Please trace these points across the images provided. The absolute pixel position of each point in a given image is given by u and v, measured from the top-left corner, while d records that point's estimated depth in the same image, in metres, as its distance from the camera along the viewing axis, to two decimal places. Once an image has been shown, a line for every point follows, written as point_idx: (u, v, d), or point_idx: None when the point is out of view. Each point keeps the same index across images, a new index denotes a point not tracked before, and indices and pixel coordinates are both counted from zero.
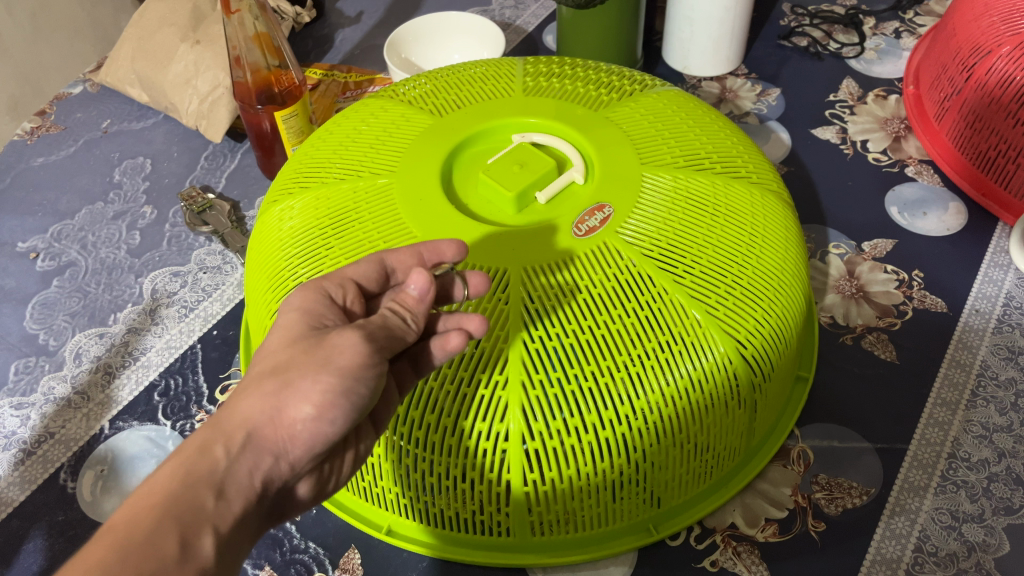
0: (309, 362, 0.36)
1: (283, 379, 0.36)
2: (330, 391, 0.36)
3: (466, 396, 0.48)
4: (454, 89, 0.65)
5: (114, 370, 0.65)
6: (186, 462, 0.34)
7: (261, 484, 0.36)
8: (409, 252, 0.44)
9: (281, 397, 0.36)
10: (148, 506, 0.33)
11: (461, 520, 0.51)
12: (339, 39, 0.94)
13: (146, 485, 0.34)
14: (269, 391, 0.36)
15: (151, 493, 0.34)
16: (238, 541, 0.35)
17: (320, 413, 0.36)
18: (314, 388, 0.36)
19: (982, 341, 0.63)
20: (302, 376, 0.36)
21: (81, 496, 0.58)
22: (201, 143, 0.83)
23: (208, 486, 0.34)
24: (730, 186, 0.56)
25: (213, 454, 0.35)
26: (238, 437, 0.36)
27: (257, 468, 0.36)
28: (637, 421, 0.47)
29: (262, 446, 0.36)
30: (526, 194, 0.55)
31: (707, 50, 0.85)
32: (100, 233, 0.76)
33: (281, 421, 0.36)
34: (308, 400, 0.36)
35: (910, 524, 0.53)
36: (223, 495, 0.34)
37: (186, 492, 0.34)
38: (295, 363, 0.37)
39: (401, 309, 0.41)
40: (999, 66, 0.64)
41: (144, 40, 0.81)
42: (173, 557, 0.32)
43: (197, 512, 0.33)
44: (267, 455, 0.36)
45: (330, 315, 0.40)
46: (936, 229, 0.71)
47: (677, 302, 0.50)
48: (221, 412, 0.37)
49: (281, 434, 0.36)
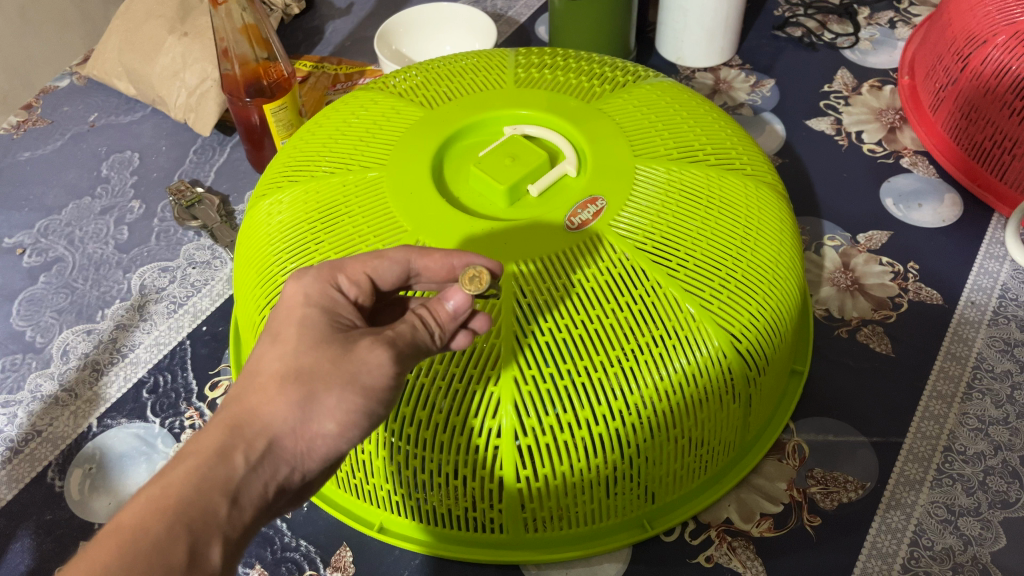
0: (335, 376, 0.36)
1: (308, 390, 0.36)
2: (354, 411, 0.37)
3: (459, 392, 0.47)
4: (445, 80, 0.64)
5: (102, 367, 0.64)
6: (204, 465, 0.34)
7: (274, 493, 0.36)
8: (441, 261, 0.42)
9: (306, 410, 0.36)
10: (159, 511, 0.32)
11: (454, 517, 0.50)
12: (329, 31, 0.93)
13: (159, 483, 0.33)
14: (295, 401, 0.36)
15: (164, 495, 0.33)
16: (232, 545, 0.34)
17: (341, 431, 0.37)
18: (340, 407, 0.36)
19: (978, 334, 0.62)
20: (328, 390, 0.36)
21: (69, 495, 0.57)
22: (189, 136, 0.82)
23: (224, 493, 0.34)
24: (724, 178, 0.56)
25: (232, 462, 0.34)
26: (259, 445, 0.35)
27: (273, 477, 0.36)
28: (630, 416, 0.47)
29: (280, 456, 0.36)
30: (518, 186, 0.55)
31: (701, 42, 0.84)
32: (87, 228, 0.75)
33: (303, 433, 0.36)
34: (330, 416, 0.36)
35: (906, 518, 0.53)
36: (236, 502, 0.34)
37: (200, 497, 0.33)
38: (321, 374, 0.36)
39: (431, 321, 0.39)
40: (995, 56, 0.63)
41: (131, 32, 0.80)
42: (180, 564, 0.32)
43: (209, 520, 0.33)
44: (284, 465, 0.36)
45: (347, 314, 0.40)
46: (931, 220, 0.70)
47: (671, 295, 0.49)
48: (236, 411, 0.36)
49: (299, 446, 0.36)
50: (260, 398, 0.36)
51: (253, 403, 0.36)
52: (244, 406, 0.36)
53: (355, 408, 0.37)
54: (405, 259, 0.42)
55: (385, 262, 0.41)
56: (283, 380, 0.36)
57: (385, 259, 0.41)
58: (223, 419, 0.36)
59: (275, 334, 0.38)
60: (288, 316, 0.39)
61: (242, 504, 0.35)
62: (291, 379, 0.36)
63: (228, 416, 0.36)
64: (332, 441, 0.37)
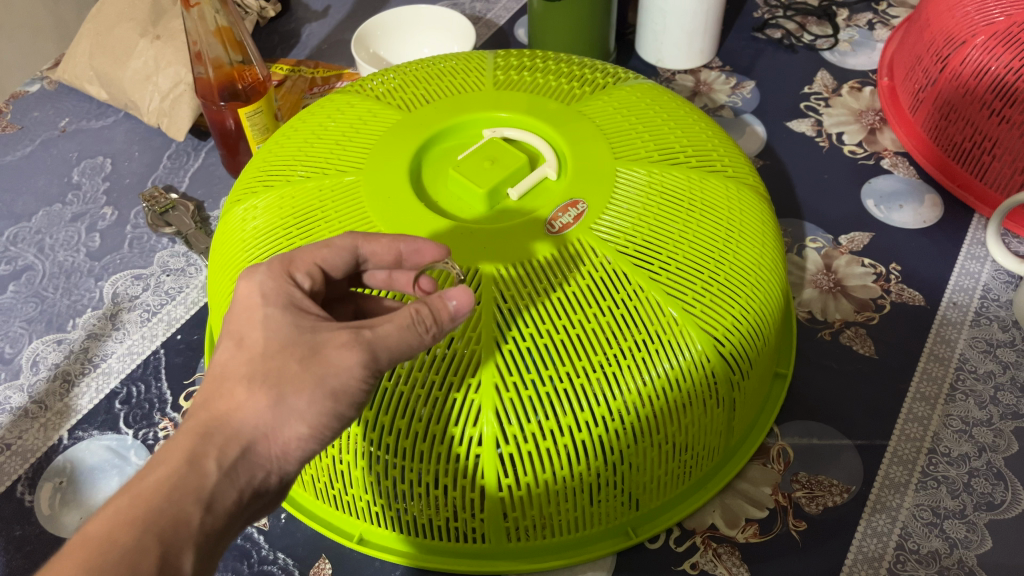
0: (305, 379, 0.35)
1: (276, 393, 0.35)
2: (324, 416, 0.36)
3: (439, 400, 0.46)
4: (423, 83, 0.63)
5: (73, 378, 0.63)
6: (174, 474, 0.33)
7: (250, 498, 0.36)
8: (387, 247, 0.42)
9: (277, 415, 0.35)
10: (128, 521, 0.32)
11: (435, 527, 0.49)
12: (306, 34, 0.92)
13: (129, 493, 0.33)
14: (265, 405, 0.35)
15: (132, 506, 0.32)
16: (207, 553, 0.34)
17: (314, 434, 0.36)
18: (310, 410, 0.36)
19: (961, 335, 0.62)
20: (298, 392, 0.35)
21: (38, 509, 0.55)
22: (163, 141, 0.81)
23: (195, 502, 0.33)
24: (705, 180, 0.55)
25: (203, 470, 0.34)
26: (231, 452, 0.35)
27: (249, 483, 0.35)
28: (613, 422, 0.46)
29: (254, 461, 0.36)
30: (497, 190, 0.54)
31: (681, 43, 0.84)
32: (58, 235, 0.73)
33: (276, 437, 0.36)
34: (302, 420, 0.36)
35: (891, 522, 0.52)
36: (210, 508, 0.34)
37: (171, 506, 0.33)
38: (288, 376, 0.36)
39: (432, 317, 0.38)
40: (973, 57, 0.63)
41: (103, 36, 0.79)
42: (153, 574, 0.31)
43: (181, 529, 0.33)
44: (259, 469, 0.36)
45: (312, 309, 0.39)
46: (912, 221, 0.70)
47: (653, 299, 0.48)
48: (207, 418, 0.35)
49: (274, 451, 0.36)
50: (229, 403, 0.35)
51: (221, 409, 0.35)
52: (212, 413, 0.36)
53: (325, 412, 0.36)
54: (352, 244, 0.42)
55: (332, 250, 0.41)
56: (250, 383, 0.36)
57: (333, 248, 0.41)
58: (193, 427, 0.35)
59: (238, 339, 0.37)
60: (248, 318, 0.38)
61: (218, 509, 0.34)
62: (259, 383, 0.35)
63: (198, 424, 0.35)
64: (306, 444, 0.37)
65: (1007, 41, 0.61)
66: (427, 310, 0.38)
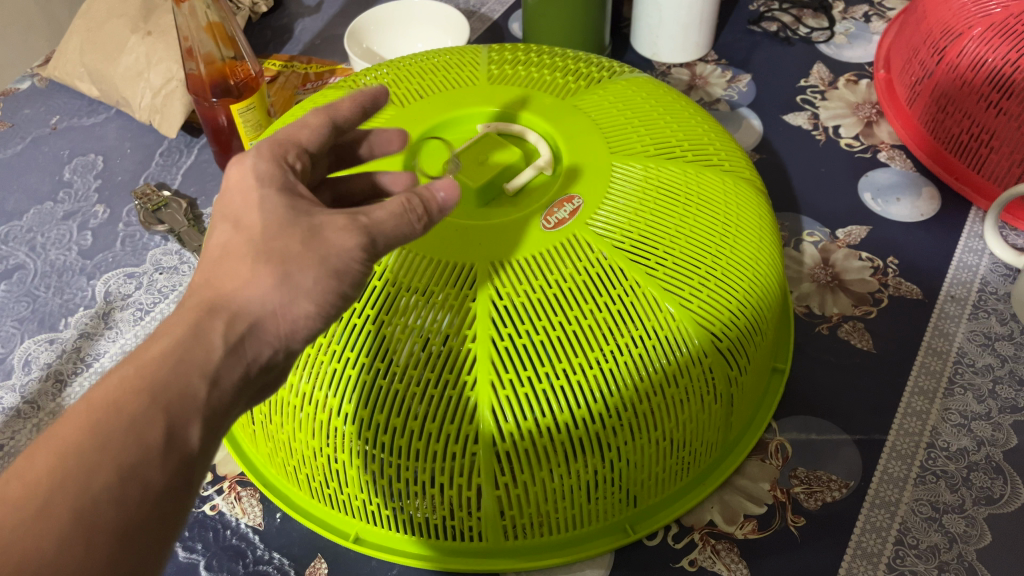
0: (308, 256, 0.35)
1: (282, 272, 0.35)
2: None
3: (434, 398, 0.46)
4: (417, 78, 0.62)
5: (66, 377, 0.62)
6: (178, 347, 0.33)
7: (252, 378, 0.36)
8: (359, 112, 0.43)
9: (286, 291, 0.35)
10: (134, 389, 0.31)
11: (432, 526, 0.49)
12: (299, 29, 0.91)
13: (132, 362, 0.32)
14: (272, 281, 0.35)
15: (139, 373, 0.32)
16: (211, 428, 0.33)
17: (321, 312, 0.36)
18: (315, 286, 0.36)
19: (959, 328, 0.62)
20: (303, 269, 0.35)
21: None
22: (155, 138, 0.80)
23: (200, 375, 0.33)
24: (702, 175, 0.55)
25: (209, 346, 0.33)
26: (238, 328, 0.34)
27: (255, 359, 0.35)
28: (610, 419, 0.46)
29: (261, 338, 0.35)
30: (491, 185, 0.54)
31: (677, 36, 0.83)
32: (50, 234, 0.72)
33: (284, 315, 0.36)
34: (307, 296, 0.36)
35: (890, 517, 0.52)
36: (215, 383, 0.33)
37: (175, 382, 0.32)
38: (292, 254, 0.35)
39: (424, 204, 0.39)
40: (970, 49, 0.63)
41: (93, 32, 0.78)
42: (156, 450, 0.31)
43: (186, 401, 0.32)
44: (265, 347, 0.36)
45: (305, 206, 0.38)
46: (909, 214, 0.70)
47: (651, 295, 0.48)
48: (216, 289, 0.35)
49: (282, 328, 0.36)
50: (233, 281, 0.35)
51: (225, 287, 0.35)
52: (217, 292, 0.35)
53: None
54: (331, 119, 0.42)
55: (313, 129, 0.42)
56: (254, 261, 0.35)
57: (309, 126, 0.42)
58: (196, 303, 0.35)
59: (235, 222, 0.37)
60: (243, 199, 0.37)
61: (223, 383, 0.34)
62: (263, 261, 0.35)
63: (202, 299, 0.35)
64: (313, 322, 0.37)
65: (1005, 33, 0.61)
66: (418, 199, 0.39)
